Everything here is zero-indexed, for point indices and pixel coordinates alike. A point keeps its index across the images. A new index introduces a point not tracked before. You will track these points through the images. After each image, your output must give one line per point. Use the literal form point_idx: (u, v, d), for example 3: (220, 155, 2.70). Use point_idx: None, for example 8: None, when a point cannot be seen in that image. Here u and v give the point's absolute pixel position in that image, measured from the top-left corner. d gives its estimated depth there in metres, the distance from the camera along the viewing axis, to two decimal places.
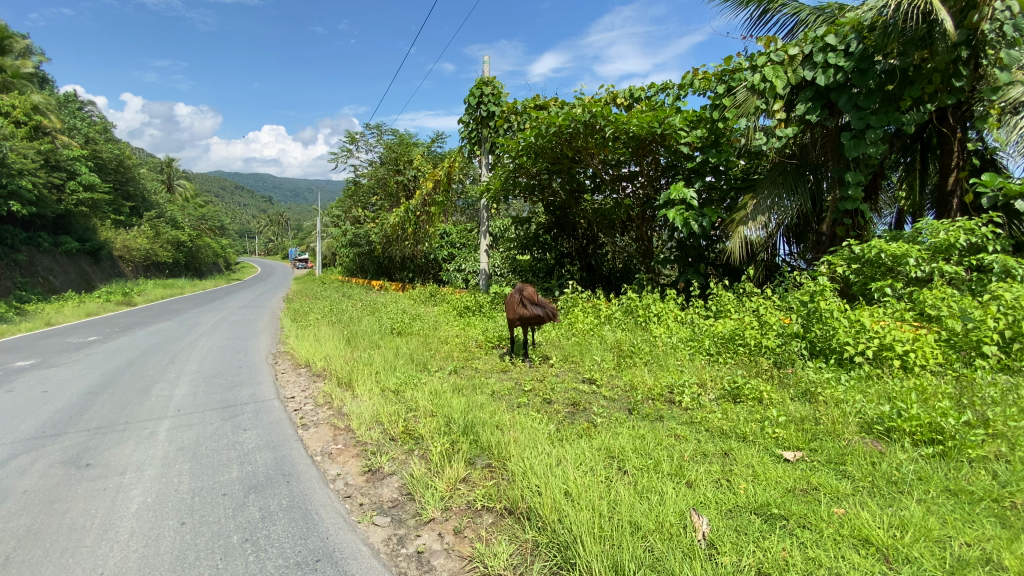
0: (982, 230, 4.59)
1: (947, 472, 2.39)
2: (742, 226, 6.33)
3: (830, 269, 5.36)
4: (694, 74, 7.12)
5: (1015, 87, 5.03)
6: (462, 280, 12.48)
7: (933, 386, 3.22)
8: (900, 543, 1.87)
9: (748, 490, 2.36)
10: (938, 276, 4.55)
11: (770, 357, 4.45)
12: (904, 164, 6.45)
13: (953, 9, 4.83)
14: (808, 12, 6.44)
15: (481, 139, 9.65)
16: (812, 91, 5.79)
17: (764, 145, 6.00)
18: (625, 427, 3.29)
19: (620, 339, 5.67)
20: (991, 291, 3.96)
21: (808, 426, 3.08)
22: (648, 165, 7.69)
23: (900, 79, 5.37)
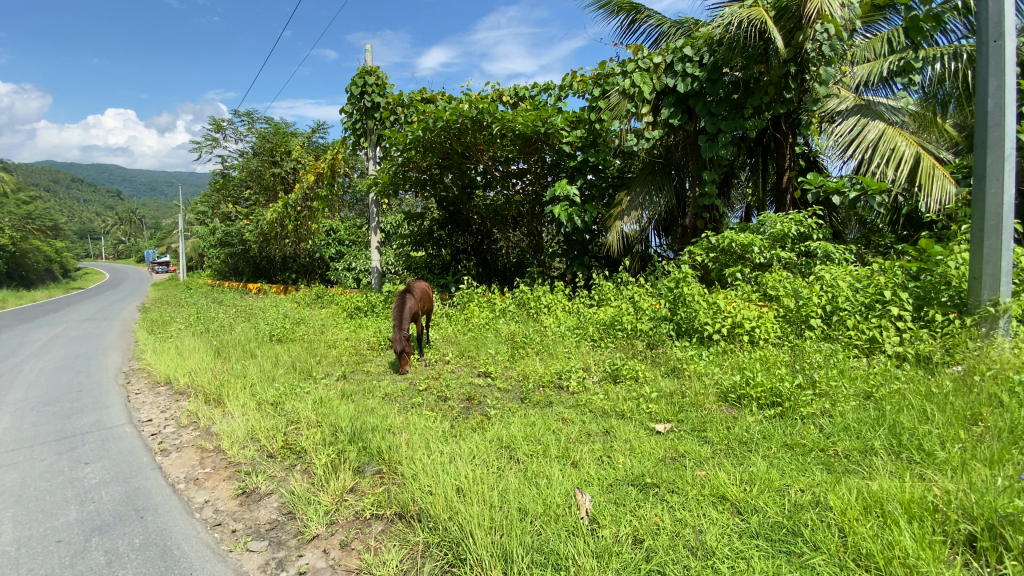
0: (807, 221, 5.43)
1: (785, 430, 2.78)
2: (618, 220, 6.85)
3: (692, 258, 6.00)
4: (574, 76, 7.48)
5: (831, 100, 6.02)
6: (353, 280, 11.87)
7: (773, 356, 3.74)
8: (749, 496, 2.14)
9: (627, 464, 2.54)
10: (776, 262, 5.30)
11: (645, 340, 4.85)
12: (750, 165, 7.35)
13: (784, 30, 5.61)
14: (669, 24, 7.08)
15: (366, 131, 9.22)
16: (673, 97, 6.43)
17: (636, 145, 6.54)
18: (518, 415, 3.38)
19: (514, 331, 5.79)
20: (815, 273, 4.69)
21: (676, 399, 3.41)
22: (535, 162, 7.96)
23: (743, 90, 6.14)
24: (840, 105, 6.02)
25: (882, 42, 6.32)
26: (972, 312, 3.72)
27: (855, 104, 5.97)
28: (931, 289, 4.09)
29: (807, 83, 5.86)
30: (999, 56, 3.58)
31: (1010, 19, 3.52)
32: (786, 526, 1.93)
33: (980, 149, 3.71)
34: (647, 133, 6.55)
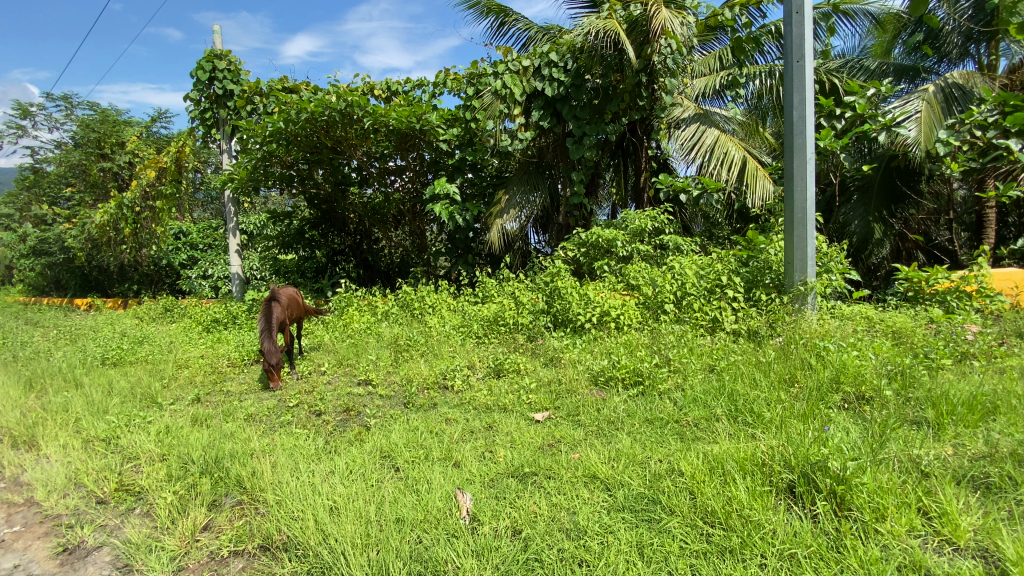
0: (660, 217, 6.05)
1: (647, 406, 3.06)
2: (498, 218, 6.99)
3: (566, 253, 6.34)
4: (447, 74, 7.43)
5: (676, 109, 6.76)
6: (211, 288, 10.56)
7: (636, 339, 4.09)
8: (616, 472, 2.31)
9: (507, 457, 2.60)
10: (637, 254, 5.82)
11: (525, 333, 5.01)
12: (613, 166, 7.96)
13: (635, 43, 6.15)
14: (536, 30, 7.37)
15: (219, 122, 8.24)
16: (542, 100, 6.73)
17: (510, 145, 6.75)
18: (399, 422, 3.27)
19: (396, 334, 5.58)
20: (669, 263, 5.24)
21: (554, 387, 3.57)
22: (413, 159, 7.78)
23: (603, 96, 6.63)
24: (683, 113, 6.78)
25: (715, 59, 7.23)
26: (788, 291, 4.44)
27: (695, 113, 6.76)
28: (757, 273, 4.78)
29: (656, 93, 6.47)
30: (801, 74, 4.29)
31: (807, 45, 4.23)
32: (647, 496, 2.11)
33: (788, 153, 4.41)
34: (520, 134, 6.76)
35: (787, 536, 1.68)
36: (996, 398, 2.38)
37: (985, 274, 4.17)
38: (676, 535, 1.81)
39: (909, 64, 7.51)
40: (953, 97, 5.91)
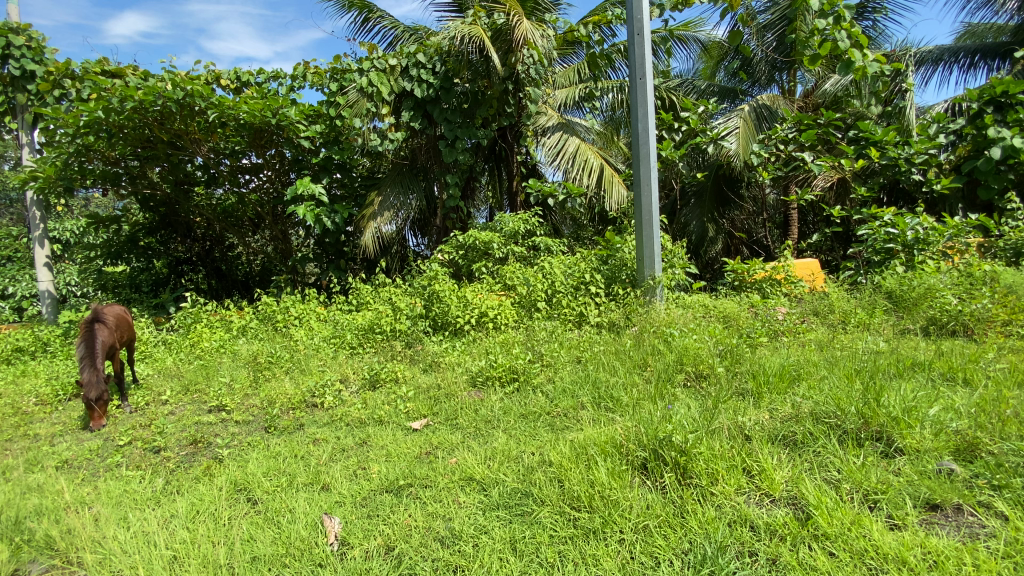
0: (532, 219, 6.29)
1: (521, 402, 3.14)
2: (371, 220, 6.69)
3: (443, 256, 6.30)
4: (307, 67, 6.94)
5: (541, 116, 7.11)
6: (9, 310, 8.60)
7: (512, 337, 4.19)
8: (491, 471, 2.33)
9: (381, 472, 2.49)
10: (511, 255, 6.00)
11: (402, 340, 4.85)
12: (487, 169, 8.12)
13: (501, 50, 6.34)
14: (402, 29, 7.22)
15: (13, 106, 6.75)
16: (412, 101, 6.61)
17: (380, 146, 6.52)
18: (258, 449, 2.97)
19: (257, 350, 5.06)
20: (540, 263, 5.47)
21: (432, 393, 3.51)
22: (272, 158, 7.13)
23: (472, 101, 6.72)
24: (547, 123, 7.03)
25: (575, 71, 7.74)
26: (640, 285, 4.91)
27: (558, 122, 7.07)
28: (616, 270, 5.22)
29: (522, 101, 6.71)
30: (643, 90, 4.76)
31: (647, 64, 4.72)
32: (521, 490, 2.15)
33: (636, 161, 4.87)
34: (390, 134, 6.56)
35: (641, 509, 1.81)
36: (799, 367, 2.83)
37: (790, 264, 4.98)
38: (546, 525, 1.87)
39: (730, 86, 8.77)
40: (763, 116, 6.99)
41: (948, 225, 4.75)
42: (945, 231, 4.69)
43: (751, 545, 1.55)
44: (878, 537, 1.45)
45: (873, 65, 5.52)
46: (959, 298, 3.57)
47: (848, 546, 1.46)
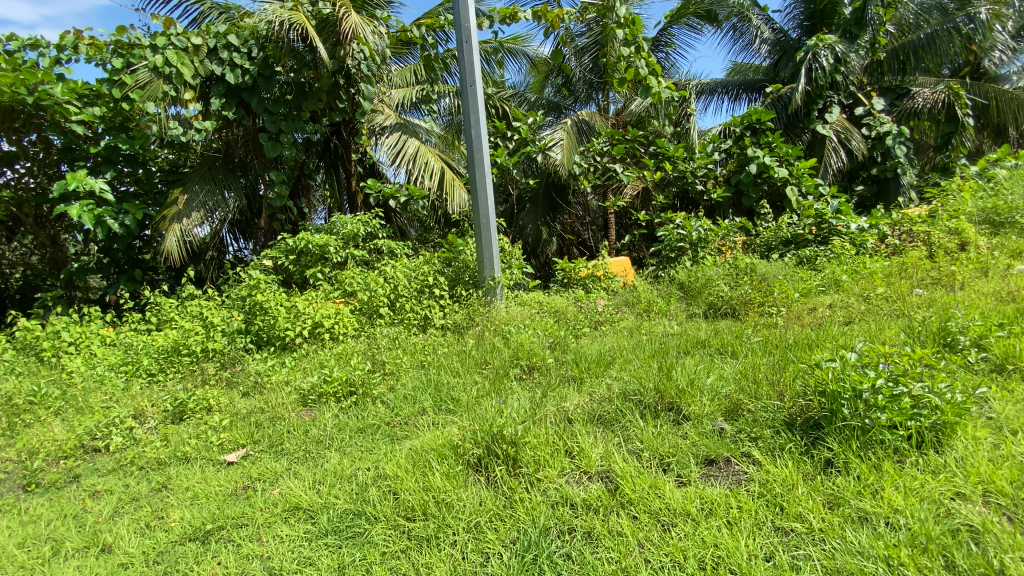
0: (371, 221, 6.02)
1: (357, 416, 2.94)
2: (174, 222, 5.68)
3: (269, 262, 5.68)
4: (78, 36, 5.62)
5: (376, 115, 6.83)
6: None
7: (351, 347, 3.91)
8: (320, 495, 2.14)
9: (183, 519, 2.12)
10: (350, 259, 5.65)
11: (217, 361, 4.21)
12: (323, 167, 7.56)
13: (328, 42, 5.92)
14: (210, 6, 6.30)
15: None
16: (224, 87, 5.77)
17: (183, 136, 5.59)
18: (8, 517, 2.30)
19: (10, 388, 3.93)
20: (380, 267, 5.24)
21: (254, 417, 3.10)
22: (29, 144, 5.65)
23: (297, 92, 6.16)
24: (385, 121, 6.83)
25: (411, 71, 7.64)
26: (481, 285, 5.03)
27: (396, 122, 6.91)
28: (459, 272, 5.27)
29: (355, 98, 6.37)
30: (473, 97, 4.88)
31: (477, 71, 4.85)
32: (352, 510, 2.00)
33: (471, 165, 4.98)
34: (196, 123, 5.67)
35: (474, 507, 1.83)
36: (612, 352, 3.17)
37: (608, 262, 5.60)
38: (378, 542, 1.77)
39: (555, 99, 9.50)
40: (583, 131, 7.78)
41: (722, 227, 5.82)
42: (719, 232, 5.74)
43: (570, 522, 1.67)
44: (669, 495, 1.67)
45: (666, 91, 6.47)
46: (728, 285, 4.40)
47: (647, 508, 1.65)
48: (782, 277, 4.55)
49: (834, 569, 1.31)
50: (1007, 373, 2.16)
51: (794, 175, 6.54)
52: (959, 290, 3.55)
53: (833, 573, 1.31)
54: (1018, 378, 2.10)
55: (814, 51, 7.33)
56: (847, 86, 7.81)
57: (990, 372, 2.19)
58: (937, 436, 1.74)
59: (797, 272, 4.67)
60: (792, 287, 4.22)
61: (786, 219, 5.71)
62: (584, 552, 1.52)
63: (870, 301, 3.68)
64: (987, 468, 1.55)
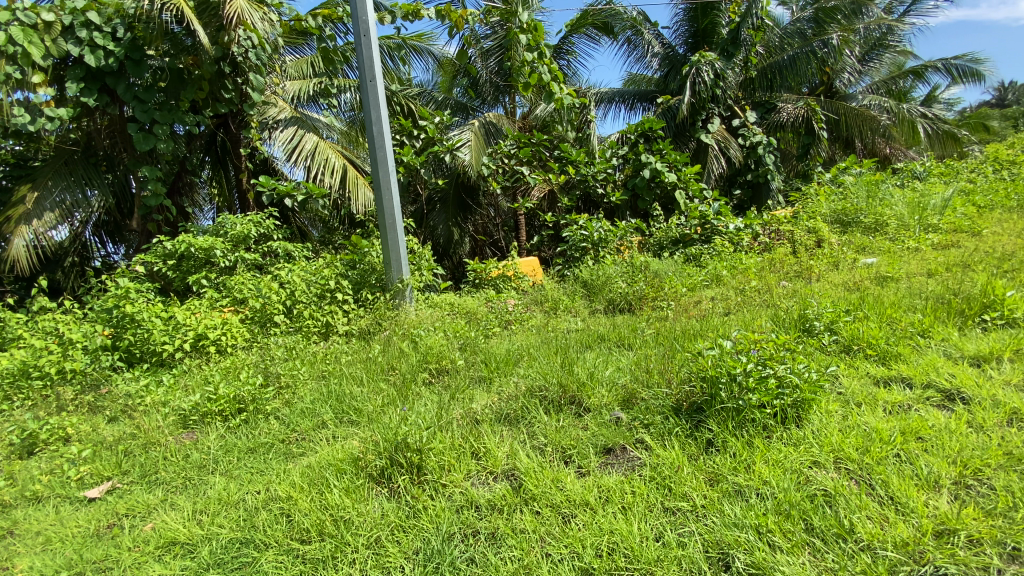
0: (264, 222, 5.58)
1: (248, 435, 2.70)
2: (19, 225, 4.85)
3: (142, 268, 5.05)
4: None
5: (268, 108, 6.32)
6: None
7: (242, 359, 3.58)
8: (202, 526, 1.93)
9: (29, 570, 1.81)
10: (241, 264, 5.18)
11: (75, 383, 3.64)
12: (209, 163, 6.89)
13: (210, 26, 5.38)
14: None
15: None
16: (83, 71, 4.94)
17: (30, 125, 4.76)
18: None
19: None
20: (275, 272, 4.87)
21: (123, 444, 2.73)
22: None
23: (173, 79, 5.51)
24: (279, 115, 6.42)
25: (308, 64, 7.22)
26: (389, 288, 4.85)
27: (291, 115, 6.46)
28: (364, 275, 5.05)
29: (243, 88, 5.86)
30: (374, 93, 4.71)
31: (377, 66, 4.68)
32: (239, 539, 1.83)
33: (374, 164, 4.80)
34: (47, 110, 4.82)
35: (375, 521, 1.75)
36: (519, 351, 3.21)
37: (516, 262, 5.67)
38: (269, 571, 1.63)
39: (462, 100, 9.45)
40: (490, 132, 7.85)
41: (620, 228, 6.18)
42: (618, 232, 6.08)
43: (474, 526, 1.65)
44: (569, 488, 1.72)
45: (567, 97, 6.70)
46: (625, 282, 4.67)
47: (549, 502, 1.69)
48: (674, 273, 4.92)
49: (714, 541, 1.42)
50: (852, 353, 2.49)
51: (683, 179, 7.10)
52: (815, 282, 4.06)
53: (713, 544, 1.42)
54: (860, 356, 2.43)
55: (697, 66, 8.02)
56: (726, 100, 8.62)
57: (839, 352, 2.52)
58: (798, 411, 1.96)
59: (685, 269, 5.07)
60: (681, 283, 4.59)
61: (675, 220, 6.19)
62: (488, 554, 1.52)
63: (745, 293, 4.10)
64: (836, 437, 1.78)
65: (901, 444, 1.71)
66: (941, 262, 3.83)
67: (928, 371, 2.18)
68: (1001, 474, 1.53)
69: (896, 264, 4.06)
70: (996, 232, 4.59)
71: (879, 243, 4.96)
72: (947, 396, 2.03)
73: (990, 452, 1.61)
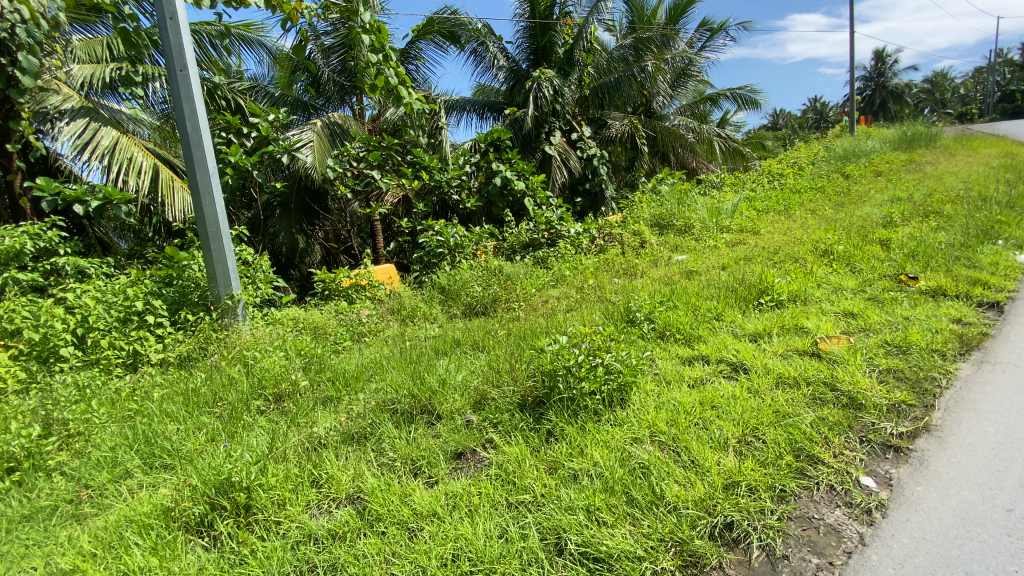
0: (46, 233, 4.51)
1: (20, 500, 2.13)
2: None
3: None
4: None
5: (49, 96, 5.15)
6: None
7: (15, 404, 2.83)
8: None
9: None
10: (12, 285, 4.11)
11: None
12: None
13: None
14: None
15: None
16: None
17: None
18: None
19: None
20: (63, 294, 3.96)
21: None
22: None
23: None
24: (64, 104, 5.24)
25: (104, 47, 6.06)
26: (216, 306, 4.28)
27: (81, 105, 5.36)
28: (184, 292, 4.39)
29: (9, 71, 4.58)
30: (187, 85, 4.11)
31: (191, 56, 4.10)
32: None
33: (191, 166, 4.19)
34: None
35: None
36: (371, 364, 3.05)
37: (370, 270, 5.42)
38: None
39: (302, 98, 8.77)
40: (335, 133, 7.44)
41: (474, 233, 6.31)
42: (472, 238, 6.20)
43: (312, 560, 1.53)
44: (416, 501, 1.68)
45: (416, 102, 6.63)
46: (479, 286, 4.76)
47: (395, 519, 1.63)
48: (524, 275, 5.15)
49: (551, 527, 1.51)
50: (666, 337, 2.86)
51: (531, 188, 7.50)
52: (641, 278, 4.58)
53: (550, 531, 1.50)
54: (672, 339, 2.81)
55: (538, 82, 8.62)
56: (565, 114, 9.37)
57: (656, 338, 2.88)
58: (621, 394, 2.18)
59: (535, 270, 5.35)
60: (530, 284, 4.83)
61: (525, 225, 6.51)
62: None
63: (585, 292, 4.47)
64: (652, 414, 2.02)
65: (700, 413, 2.01)
66: (731, 256, 4.62)
67: (720, 348, 2.61)
68: (771, 429, 1.88)
69: (699, 260, 4.80)
70: (769, 231, 5.69)
71: (688, 242, 5.81)
72: (733, 368, 2.45)
73: (763, 413, 1.97)
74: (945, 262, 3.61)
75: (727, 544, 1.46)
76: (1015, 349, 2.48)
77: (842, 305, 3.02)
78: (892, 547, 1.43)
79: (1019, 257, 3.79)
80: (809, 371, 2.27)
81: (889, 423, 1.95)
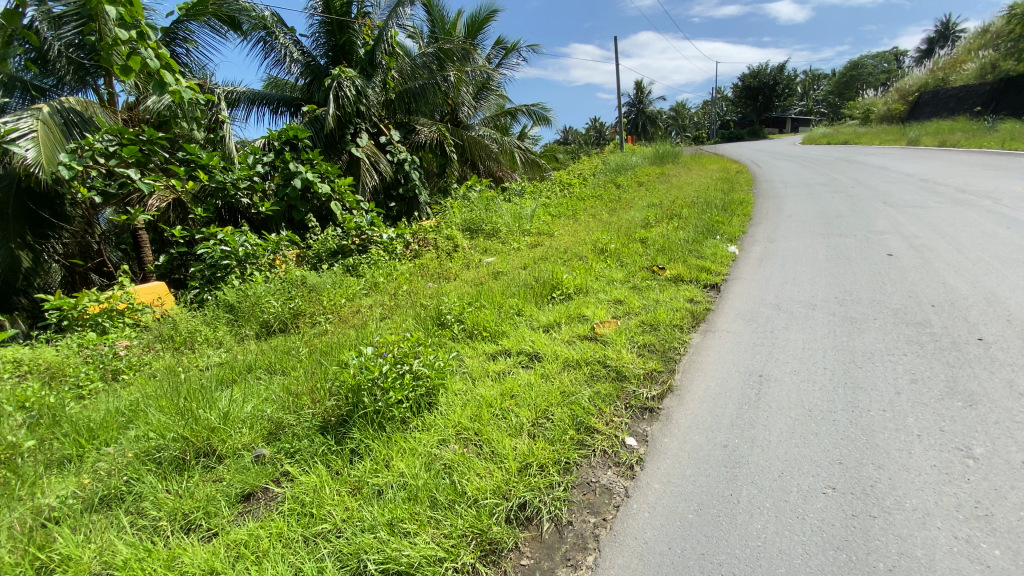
0: None
1: None
2: None
3: None
4: None
5: None
6: None
7: None
8: None
9: None
10: None
11: None
12: None
13: None
14: None
15: None
16: None
17: None
18: None
19: None
20: None
21: None
22: None
23: None
24: None
25: None
26: None
27: None
28: None
29: None
30: None
31: None
32: None
33: None
34: None
35: None
36: (131, 406, 2.51)
37: (130, 290, 4.46)
38: None
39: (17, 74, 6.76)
40: (72, 122, 5.93)
41: (270, 241, 5.70)
42: (267, 247, 5.59)
43: None
44: (187, 562, 1.43)
45: (188, 92, 5.68)
46: (277, 301, 4.31)
47: None
48: (332, 285, 4.83)
49: (351, 551, 1.44)
50: (472, 337, 2.98)
51: (337, 191, 7.05)
52: (451, 282, 4.69)
53: (350, 555, 1.43)
54: (478, 337, 2.94)
55: (338, 80, 8.20)
56: (370, 117, 9.09)
57: (464, 337, 2.99)
58: (428, 398, 2.20)
59: (343, 279, 5.07)
60: (339, 294, 4.55)
61: (331, 232, 6.10)
62: None
63: (395, 299, 4.39)
64: (457, 413, 2.09)
65: (500, 404, 2.14)
66: (530, 257, 5.06)
67: (519, 341, 2.82)
68: (558, 409, 2.10)
69: (503, 262, 5.13)
70: (560, 234, 6.39)
71: (496, 245, 6.16)
72: (531, 357, 2.68)
73: (552, 396, 2.19)
74: (685, 255, 4.52)
75: (522, 523, 1.60)
76: (728, 319, 3.23)
77: (614, 294, 3.55)
78: (647, 493, 1.73)
79: (730, 248, 4.96)
80: (588, 354, 2.60)
81: (646, 389, 2.36)
